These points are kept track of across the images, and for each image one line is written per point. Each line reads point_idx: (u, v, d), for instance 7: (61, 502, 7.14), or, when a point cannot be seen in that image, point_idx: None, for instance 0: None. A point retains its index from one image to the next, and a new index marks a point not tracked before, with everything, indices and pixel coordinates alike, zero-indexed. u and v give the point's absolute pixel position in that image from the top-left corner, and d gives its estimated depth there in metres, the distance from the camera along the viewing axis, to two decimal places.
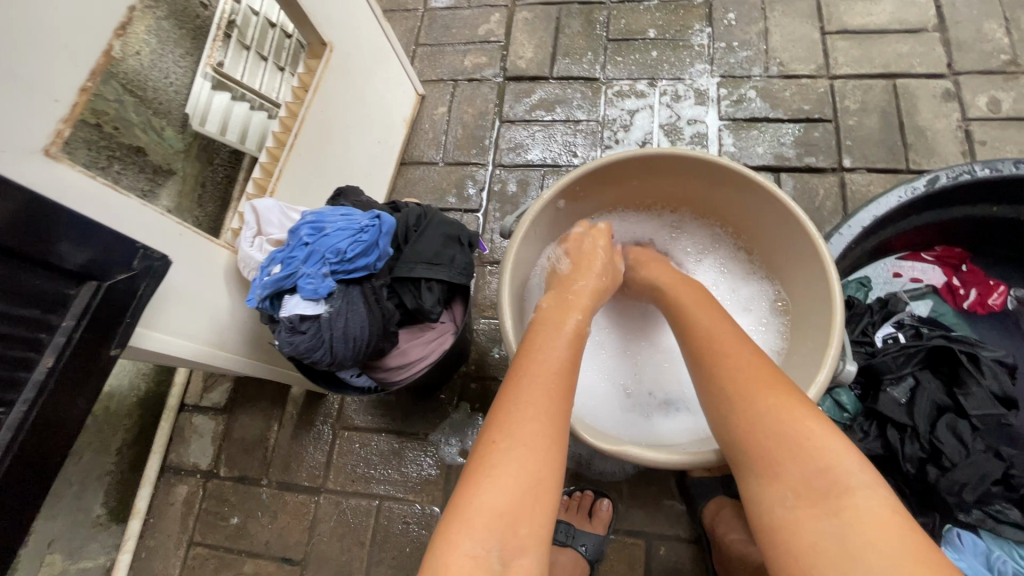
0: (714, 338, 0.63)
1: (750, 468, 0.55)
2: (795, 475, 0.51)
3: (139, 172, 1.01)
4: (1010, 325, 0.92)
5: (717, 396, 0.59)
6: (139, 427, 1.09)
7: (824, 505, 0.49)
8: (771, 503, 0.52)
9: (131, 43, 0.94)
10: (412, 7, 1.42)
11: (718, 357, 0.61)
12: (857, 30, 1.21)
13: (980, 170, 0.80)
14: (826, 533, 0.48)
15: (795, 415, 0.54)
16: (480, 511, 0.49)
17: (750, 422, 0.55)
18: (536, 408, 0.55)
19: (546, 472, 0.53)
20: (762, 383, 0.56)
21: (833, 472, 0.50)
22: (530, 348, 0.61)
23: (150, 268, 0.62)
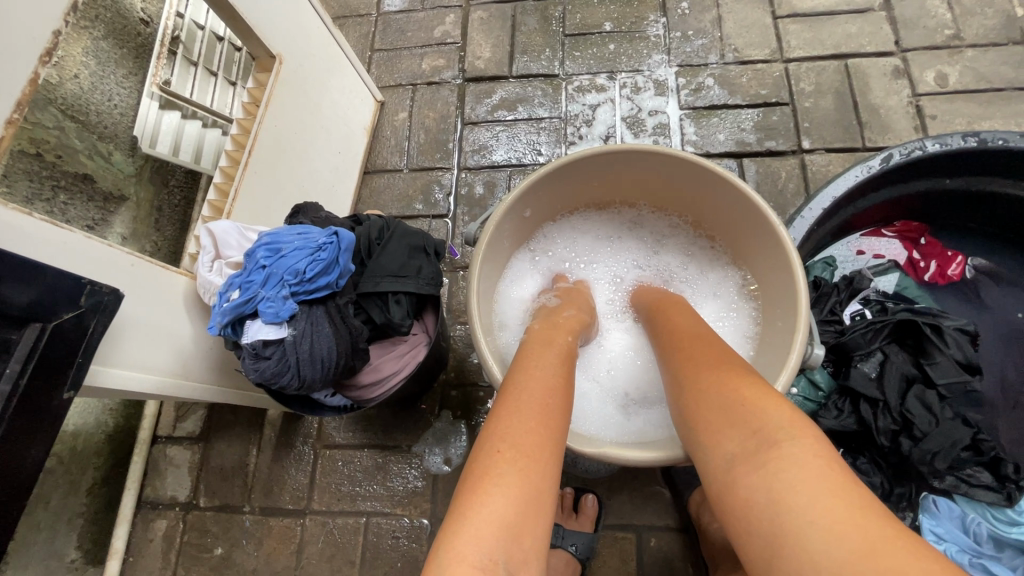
0: (681, 334, 0.64)
1: (697, 439, 0.52)
2: (732, 436, 0.48)
3: (88, 201, 0.96)
4: (969, 294, 0.96)
5: (675, 382, 0.59)
6: (110, 464, 1.05)
7: (757, 458, 0.45)
8: (716, 468, 0.48)
9: (66, 66, 0.89)
10: (364, 12, 1.39)
11: (678, 352, 0.62)
12: (807, 13, 1.22)
13: (931, 145, 0.82)
14: (757, 486, 0.44)
15: (731, 382, 0.52)
16: (480, 522, 0.44)
17: (696, 397, 0.54)
18: (535, 414, 0.52)
19: (548, 480, 0.49)
20: (712, 362, 0.57)
21: (766, 427, 0.47)
22: (527, 360, 0.60)
23: (99, 304, 0.60)
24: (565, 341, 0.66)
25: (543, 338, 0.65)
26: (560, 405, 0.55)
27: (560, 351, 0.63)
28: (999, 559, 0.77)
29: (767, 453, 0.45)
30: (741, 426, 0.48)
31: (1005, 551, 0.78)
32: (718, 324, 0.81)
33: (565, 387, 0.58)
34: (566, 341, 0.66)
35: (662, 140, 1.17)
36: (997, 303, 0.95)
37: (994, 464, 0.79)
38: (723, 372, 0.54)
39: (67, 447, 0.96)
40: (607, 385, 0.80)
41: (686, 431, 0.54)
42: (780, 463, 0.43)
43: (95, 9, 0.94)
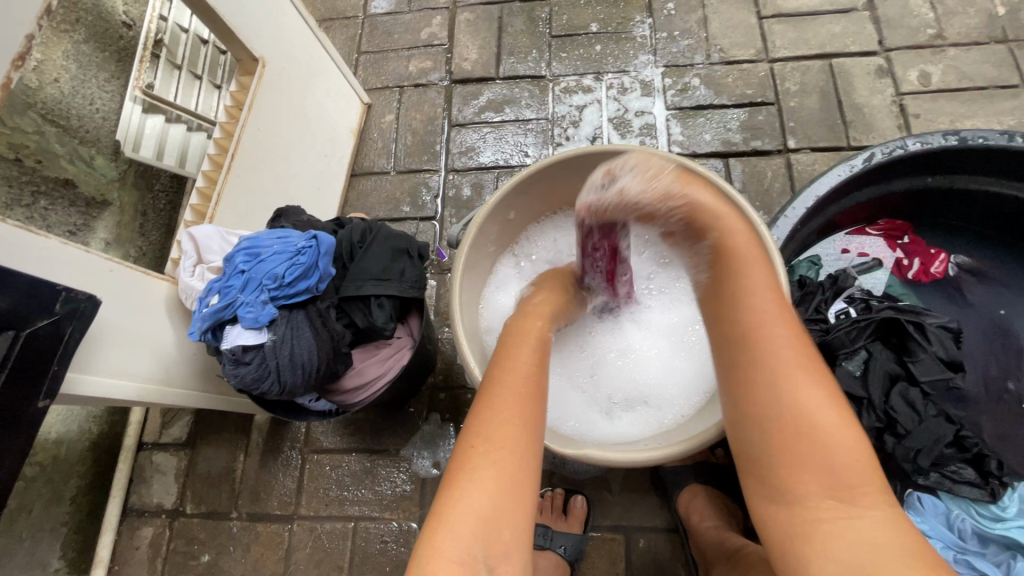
0: (763, 323, 0.58)
1: (772, 465, 0.54)
2: (821, 475, 0.51)
3: (70, 206, 0.95)
4: (952, 291, 0.97)
5: (752, 391, 0.56)
6: (94, 472, 1.04)
7: (845, 505, 0.50)
8: (794, 498, 0.52)
9: (46, 70, 0.88)
10: (351, 15, 1.39)
11: (760, 350, 0.57)
12: (791, 13, 1.23)
13: (912, 144, 0.82)
14: (845, 536, 0.48)
15: (828, 423, 0.53)
16: (457, 517, 0.48)
17: (790, 425, 0.53)
18: (511, 413, 0.54)
19: (526, 473, 0.52)
20: (805, 381, 0.55)
21: (860, 483, 0.51)
22: (502, 352, 0.61)
23: (75, 311, 0.59)
24: (536, 326, 0.65)
25: (514, 330, 0.64)
26: (534, 398, 0.57)
27: (534, 338, 0.63)
28: (983, 555, 0.77)
29: (858, 509, 0.50)
30: (835, 476, 0.51)
31: (989, 547, 0.78)
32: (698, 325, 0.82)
33: (540, 376, 0.59)
34: (535, 327, 0.65)
35: (648, 141, 1.17)
36: (980, 300, 0.96)
37: (977, 460, 0.79)
38: (822, 403, 0.54)
39: (50, 455, 0.96)
40: (590, 384, 0.81)
41: (756, 449, 0.55)
42: (867, 522, 0.49)
43: (74, 12, 0.94)
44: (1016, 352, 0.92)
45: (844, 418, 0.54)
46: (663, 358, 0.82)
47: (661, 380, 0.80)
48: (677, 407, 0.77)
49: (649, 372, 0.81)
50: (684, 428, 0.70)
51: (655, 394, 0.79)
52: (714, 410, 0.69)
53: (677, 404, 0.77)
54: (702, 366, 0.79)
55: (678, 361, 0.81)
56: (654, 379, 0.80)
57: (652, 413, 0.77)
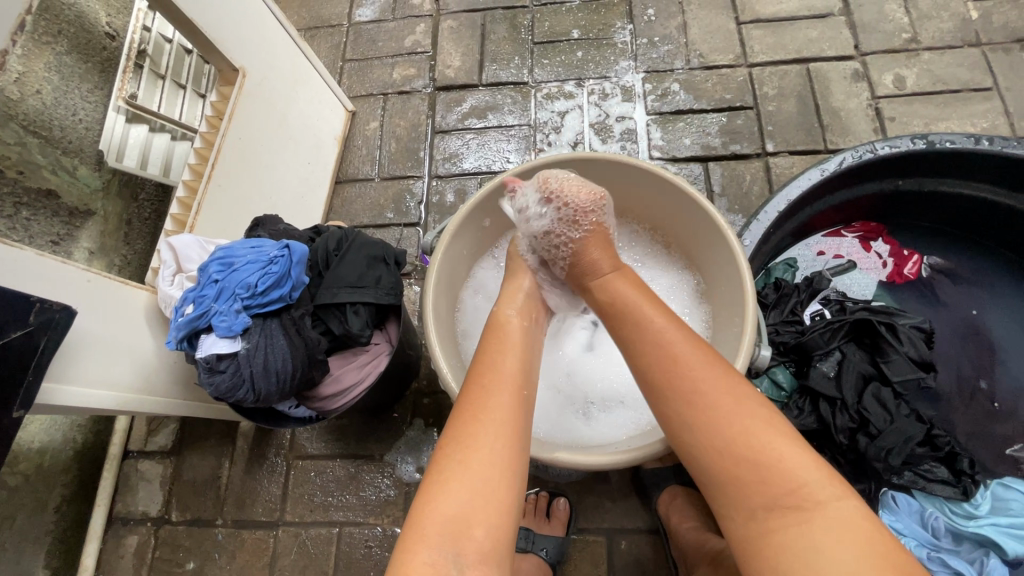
0: (667, 347, 0.59)
1: (716, 485, 0.54)
2: (758, 494, 0.51)
3: (53, 216, 0.95)
4: (926, 292, 0.98)
5: (676, 418, 0.56)
6: (79, 481, 1.04)
7: (791, 518, 0.49)
8: (741, 519, 0.52)
9: (29, 82, 0.85)
10: (335, 23, 1.40)
11: (673, 376, 0.57)
12: (769, 18, 1.25)
13: (881, 148, 0.84)
14: (795, 545, 0.48)
15: (758, 435, 0.53)
16: (436, 519, 0.49)
17: (719, 445, 0.53)
18: (491, 418, 0.55)
19: (507, 477, 0.53)
20: (721, 396, 0.55)
21: (805, 487, 0.50)
22: (486, 353, 0.63)
23: (49, 322, 0.60)
24: (510, 320, 0.68)
25: (492, 325, 0.67)
26: (516, 401, 0.58)
27: (517, 338, 0.66)
28: (958, 553, 0.78)
29: (807, 514, 0.49)
30: (774, 485, 0.51)
31: (964, 544, 0.78)
32: None
33: (524, 380, 0.61)
34: (511, 319, 0.68)
35: (629, 146, 1.19)
36: (953, 300, 0.97)
37: (949, 459, 0.81)
38: (744, 416, 0.54)
39: (33, 465, 0.96)
40: (569, 389, 0.82)
41: (698, 470, 0.55)
42: (820, 530, 0.48)
43: (57, 23, 0.89)
44: (988, 351, 0.94)
45: (775, 426, 0.53)
46: None
47: (640, 382, 0.81)
48: (654, 408, 0.78)
49: (628, 373, 0.82)
50: (657, 430, 0.71)
51: (632, 395, 0.80)
52: None
53: (652, 406, 0.78)
54: None
55: None
56: (633, 381, 0.81)
57: (630, 414, 0.78)
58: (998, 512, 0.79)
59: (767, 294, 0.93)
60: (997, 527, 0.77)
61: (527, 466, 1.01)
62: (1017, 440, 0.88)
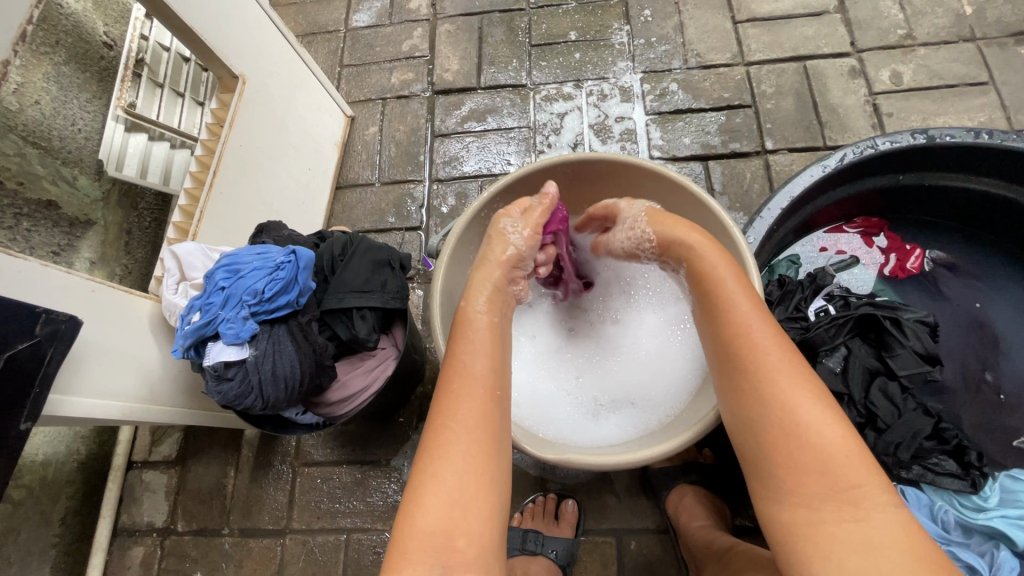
0: (748, 333, 0.58)
1: (772, 471, 0.54)
2: (819, 482, 0.51)
3: (53, 227, 0.94)
4: (929, 286, 0.99)
5: (749, 399, 0.57)
6: (83, 492, 1.03)
7: (851, 513, 0.49)
8: (796, 507, 0.52)
9: (27, 93, 0.88)
10: (333, 28, 1.40)
11: (752, 361, 0.57)
12: (765, 17, 1.25)
13: (881, 143, 0.84)
14: (849, 540, 0.48)
15: (825, 427, 0.53)
16: (417, 536, 0.49)
17: (788, 429, 0.54)
18: (462, 426, 0.55)
19: (484, 485, 0.53)
20: (796, 384, 0.55)
21: (862, 487, 0.50)
22: (457, 352, 0.61)
23: (56, 332, 0.60)
24: (477, 314, 0.65)
25: (460, 323, 0.65)
26: (489, 405, 0.57)
27: (484, 335, 0.63)
28: (968, 546, 0.78)
29: (861, 511, 0.49)
30: (834, 478, 0.51)
31: (973, 537, 0.79)
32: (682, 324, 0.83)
33: (497, 380, 0.60)
34: (478, 315, 0.65)
35: (629, 146, 1.19)
36: (957, 294, 0.98)
37: (957, 452, 0.81)
38: (814, 406, 0.54)
39: (37, 477, 0.95)
40: (578, 392, 0.82)
41: (756, 452, 0.56)
42: (876, 526, 0.48)
43: (54, 34, 0.91)
44: (992, 344, 0.94)
45: (839, 421, 0.53)
46: (650, 360, 0.83)
47: (648, 384, 0.80)
48: (664, 409, 0.77)
49: (636, 375, 0.82)
50: (666, 430, 0.71)
51: (641, 396, 0.80)
52: (697, 408, 0.70)
53: (663, 405, 0.78)
54: (686, 364, 0.79)
55: (668, 364, 0.81)
56: (641, 383, 0.81)
57: (639, 415, 0.78)
58: (1007, 504, 0.80)
59: (771, 290, 0.93)
60: (1006, 519, 0.77)
61: (535, 468, 1.01)
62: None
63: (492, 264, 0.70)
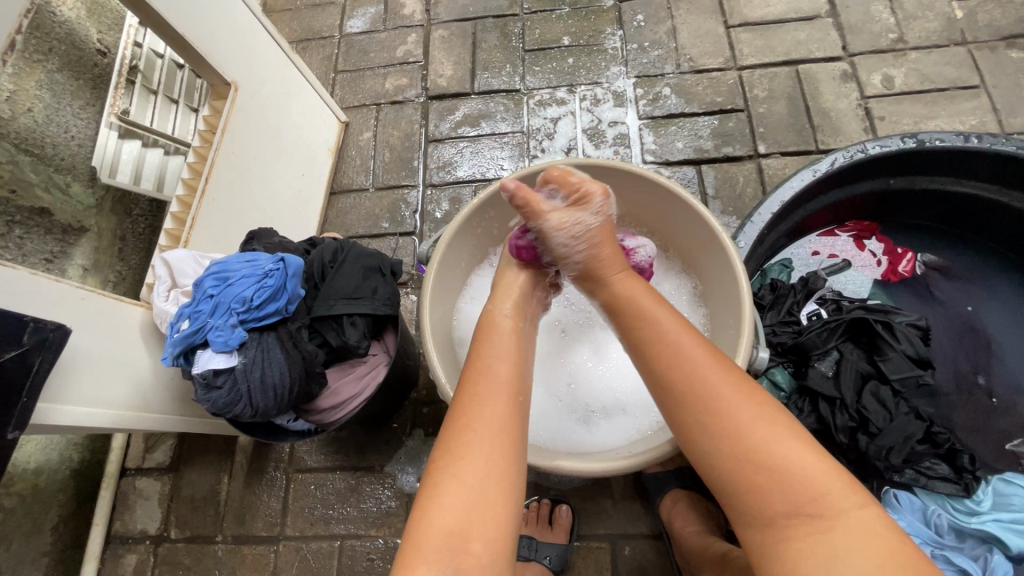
0: (683, 358, 0.58)
1: (732, 493, 0.54)
2: (782, 499, 0.51)
3: (46, 234, 0.93)
4: (921, 289, 0.99)
5: (694, 426, 0.56)
6: (76, 500, 1.03)
7: (818, 526, 0.49)
8: (763, 525, 0.52)
9: (19, 100, 0.87)
10: (327, 34, 1.40)
11: (688, 387, 0.57)
12: (758, 21, 1.26)
13: (871, 148, 0.85)
14: (818, 555, 0.48)
15: (780, 444, 0.52)
16: (434, 534, 0.49)
17: (741, 450, 0.53)
18: (486, 427, 0.54)
19: (501, 486, 0.52)
20: (743, 404, 0.54)
21: (828, 495, 0.50)
22: (478, 356, 0.61)
23: (44, 341, 0.60)
24: (503, 318, 0.66)
25: (484, 327, 0.65)
26: (511, 408, 0.57)
27: (508, 340, 0.63)
28: (962, 550, 0.78)
29: (826, 523, 0.49)
30: (794, 492, 0.50)
31: (966, 541, 0.78)
32: None
33: (520, 385, 0.60)
34: (503, 320, 0.66)
35: (622, 150, 1.19)
36: (949, 298, 0.98)
37: (950, 455, 0.81)
38: (762, 423, 0.54)
39: (29, 485, 0.95)
40: (570, 398, 0.82)
41: (716, 478, 0.55)
42: (844, 537, 0.48)
43: (47, 41, 0.91)
44: (985, 348, 0.94)
45: (791, 434, 0.53)
46: None
47: (638, 390, 0.81)
48: (653, 414, 0.78)
49: (625, 381, 0.82)
50: (658, 436, 0.71)
51: (632, 402, 0.80)
52: None
53: (654, 411, 0.78)
54: None
55: None
56: (631, 388, 0.81)
57: (629, 421, 0.78)
58: (1000, 508, 0.80)
59: (764, 295, 0.93)
60: (999, 523, 0.77)
61: (528, 473, 1.01)
62: (1016, 436, 0.88)
63: (509, 273, 0.72)
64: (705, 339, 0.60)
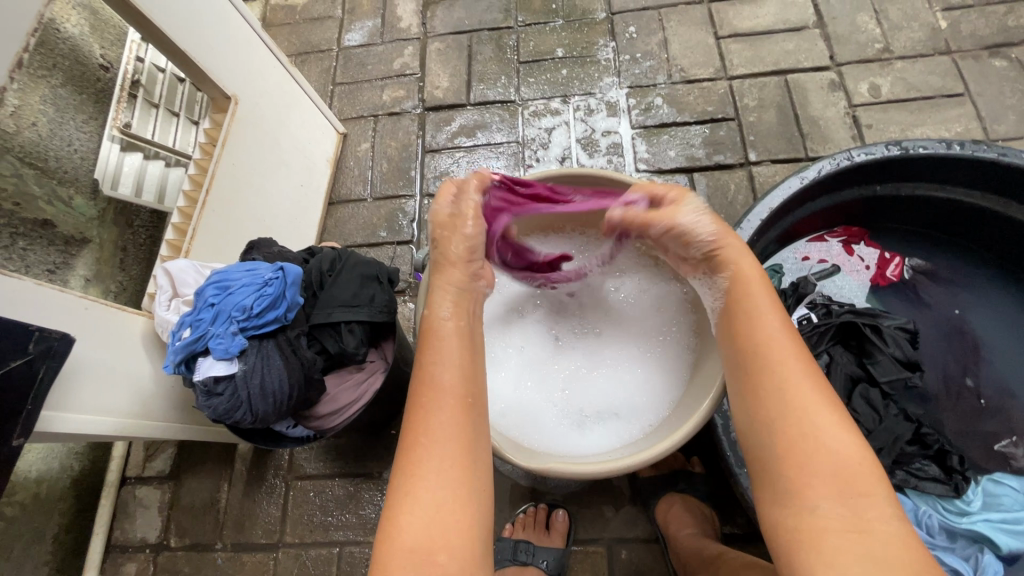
0: (772, 342, 0.60)
1: (778, 473, 0.56)
2: (827, 490, 0.53)
3: (48, 245, 0.95)
4: (909, 293, 1.01)
5: (764, 403, 0.58)
6: (76, 509, 1.03)
7: (856, 522, 0.51)
8: (802, 512, 0.53)
9: (24, 115, 0.88)
10: (325, 48, 1.43)
11: (768, 366, 0.59)
12: (747, 33, 1.29)
13: (857, 155, 0.87)
14: (853, 547, 0.50)
15: (837, 439, 0.54)
16: (399, 548, 0.51)
17: (801, 437, 0.55)
18: (438, 441, 0.56)
19: (460, 498, 0.54)
20: (815, 396, 0.57)
21: (869, 498, 0.52)
22: (424, 365, 0.61)
23: (48, 350, 0.61)
24: (442, 321, 0.64)
25: (427, 334, 0.64)
26: (459, 415, 0.58)
27: (451, 342, 0.63)
28: (953, 549, 0.79)
29: (866, 521, 0.51)
30: (841, 486, 0.52)
31: (958, 541, 0.79)
32: (663, 336, 0.85)
33: (470, 391, 0.60)
34: (444, 322, 0.64)
35: (615, 159, 1.21)
36: (937, 301, 1.00)
37: (940, 457, 0.83)
38: (824, 415, 0.56)
39: (30, 494, 0.96)
40: (563, 402, 0.83)
41: (769, 456, 0.57)
42: (878, 536, 0.50)
43: (52, 58, 0.91)
44: (973, 350, 0.96)
45: (849, 430, 0.55)
46: (632, 371, 0.84)
47: (630, 394, 0.82)
48: (646, 418, 0.79)
49: (618, 385, 0.83)
50: (650, 438, 0.73)
51: (625, 406, 0.81)
52: (680, 417, 0.72)
53: (647, 414, 0.80)
54: (669, 375, 0.82)
55: (648, 374, 0.83)
56: (623, 393, 0.83)
57: (622, 425, 0.80)
58: (990, 507, 0.81)
59: None
60: (990, 522, 0.78)
61: (525, 479, 1.02)
62: (1005, 436, 0.90)
63: (449, 267, 0.69)
64: (795, 330, 0.62)
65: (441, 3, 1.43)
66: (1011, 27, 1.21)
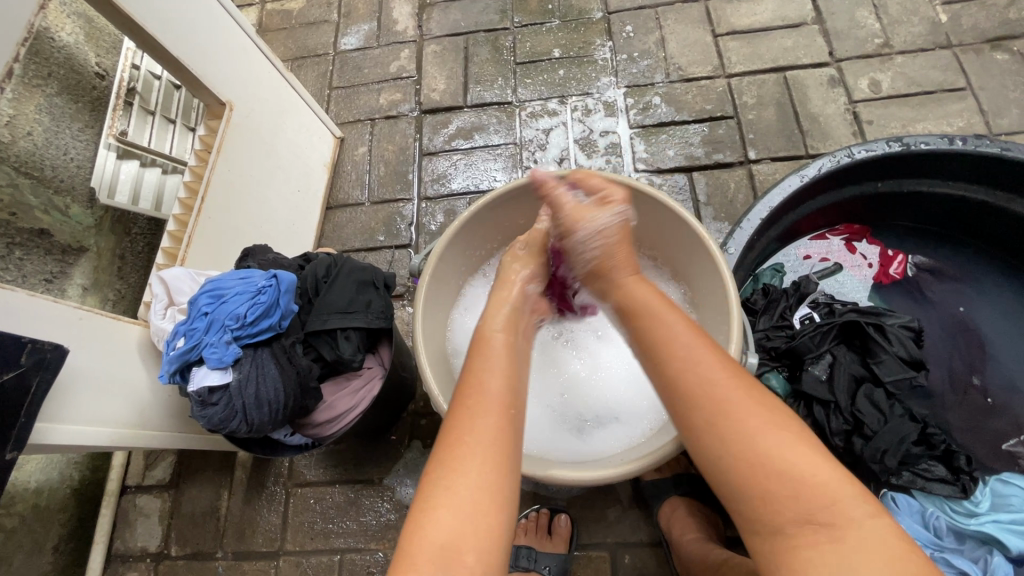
0: (681, 366, 0.60)
1: (735, 498, 0.54)
2: (786, 503, 0.51)
3: (45, 255, 0.94)
4: (913, 291, 1.00)
5: (698, 428, 0.57)
6: (76, 519, 1.03)
7: (826, 534, 0.49)
8: (770, 532, 0.52)
9: (19, 124, 0.87)
10: (321, 52, 1.43)
11: (692, 396, 0.58)
12: (744, 30, 1.28)
13: (858, 152, 0.85)
14: (825, 562, 0.48)
15: (786, 450, 0.52)
16: (426, 549, 0.49)
17: (744, 454, 0.53)
18: (479, 445, 0.55)
19: (494, 495, 0.53)
20: (749, 412, 0.55)
21: (836, 503, 0.50)
22: (469, 375, 0.61)
23: (41, 361, 0.61)
24: (494, 334, 0.66)
25: (476, 344, 0.65)
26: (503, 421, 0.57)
27: (501, 353, 0.64)
28: (961, 551, 0.77)
29: (837, 531, 0.49)
30: (803, 497, 0.50)
31: (966, 543, 0.78)
32: None
33: (513, 399, 0.60)
34: (495, 335, 0.66)
35: (614, 159, 1.20)
36: (941, 298, 0.98)
37: (947, 457, 0.81)
38: (771, 427, 0.54)
39: (30, 504, 0.95)
40: (563, 406, 0.83)
41: (719, 481, 0.56)
42: (852, 547, 0.47)
43: (48, 67, 0.90)
44: (978, 347, 0.95)
45: (795, 436, 0.53)
46: (632, 373, 0.84)
47: (630, 398, 0.82)
48: (646, 421, 0.79)
49: (619, 388, 0.83)
50: (651, 442, 0.72)
51: (625, 409, 0.81)
52: None
53: (647, 418, 0.79)
54: None
55: (646, 377, 0.83)
56: (624, 397, 0.82)
57: (623, 429, 0.79)
58: (999, 508, 0.80)
59: (757, 299, 0.94)
60: (998, 524, 0.77)
61: (526, 483, 1.01)
62: (1013, 435, 0.88)
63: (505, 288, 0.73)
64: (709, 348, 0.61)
65: (437, 6, 1.42)
66: (1012, 20, 1.20)
